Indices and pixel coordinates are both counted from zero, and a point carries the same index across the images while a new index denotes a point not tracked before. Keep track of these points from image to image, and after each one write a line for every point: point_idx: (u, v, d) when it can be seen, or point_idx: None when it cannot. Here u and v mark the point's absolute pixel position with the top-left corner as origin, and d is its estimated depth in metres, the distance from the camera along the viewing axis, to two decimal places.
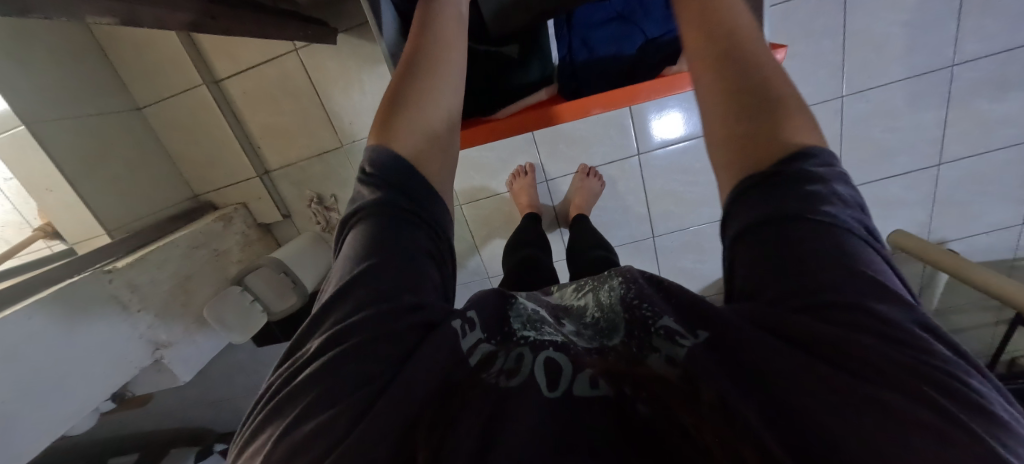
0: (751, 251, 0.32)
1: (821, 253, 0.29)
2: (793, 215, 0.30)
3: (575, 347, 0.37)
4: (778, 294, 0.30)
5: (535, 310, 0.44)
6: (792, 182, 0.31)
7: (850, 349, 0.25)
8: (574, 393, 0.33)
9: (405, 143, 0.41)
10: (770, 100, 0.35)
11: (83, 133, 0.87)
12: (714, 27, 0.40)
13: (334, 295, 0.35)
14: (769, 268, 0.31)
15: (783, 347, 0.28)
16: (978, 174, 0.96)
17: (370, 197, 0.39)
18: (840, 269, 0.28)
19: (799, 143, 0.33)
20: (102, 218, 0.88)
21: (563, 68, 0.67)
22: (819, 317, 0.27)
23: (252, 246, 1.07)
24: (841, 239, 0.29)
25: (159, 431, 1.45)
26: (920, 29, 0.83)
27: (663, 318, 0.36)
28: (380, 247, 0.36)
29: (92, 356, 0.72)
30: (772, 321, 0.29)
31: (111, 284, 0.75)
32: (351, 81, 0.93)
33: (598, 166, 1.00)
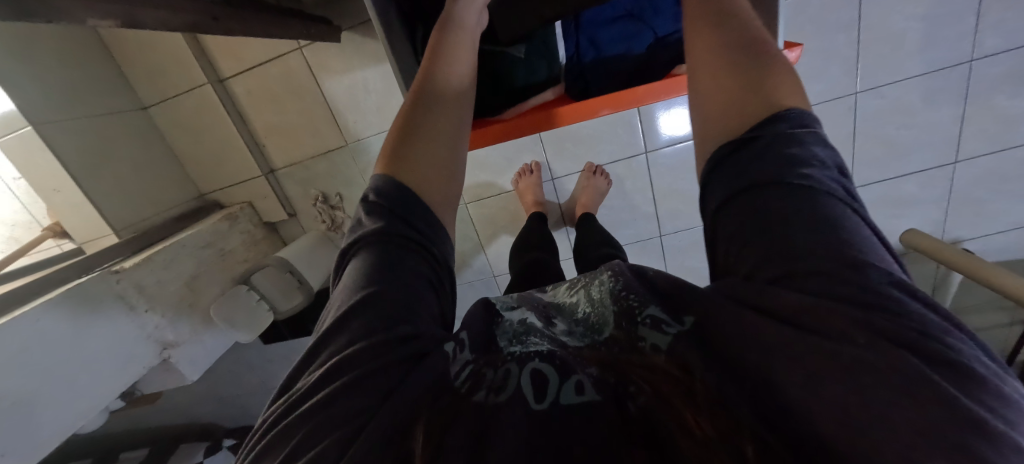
0: (733, 222, 0.31)
1: (800, 220, 0.28)
2: (776, 182, 0.30)
3: (560, 353, 0.37)
4: (760, 263, 0.29)
5: (524, 319, 0.42)
6: (770, 147, 0.31)
7: (831, 327, 0.25)
8: (561, 402, 0.32)
9: (413, 148, 0.42)
10: (756, 88, 0.34)
11: (89, 133, 0.88)
12: (714, 18, 0.40)
13: (329, 328, 0.35)
14: (753, 242, 0.29)
15: (765, 325, 0.27)
16: (996, 172, 0.94)
17: (370, 226, 0.39)
18: (825, 243, 0.27)
19: (774, 116, 0.32)
20: (110, 219, 0.89)
21: (571, 67, 0.66)
22: (803, 288, 0.26)
23: (258, 245, 1.07)
24: (822, 208, 0.28)
25: (170, 425, 1.47)
26: (939, 23, 0.81)
27: (650, 307, 0.35)
28: (377, 277, 0.36)
29: (100, 357, 0.73)
30: (756, 297, 0.28)
31: (118, 284, 0.76)
32: (356, 79, 0.92)
33: (605, 165, 0.98)
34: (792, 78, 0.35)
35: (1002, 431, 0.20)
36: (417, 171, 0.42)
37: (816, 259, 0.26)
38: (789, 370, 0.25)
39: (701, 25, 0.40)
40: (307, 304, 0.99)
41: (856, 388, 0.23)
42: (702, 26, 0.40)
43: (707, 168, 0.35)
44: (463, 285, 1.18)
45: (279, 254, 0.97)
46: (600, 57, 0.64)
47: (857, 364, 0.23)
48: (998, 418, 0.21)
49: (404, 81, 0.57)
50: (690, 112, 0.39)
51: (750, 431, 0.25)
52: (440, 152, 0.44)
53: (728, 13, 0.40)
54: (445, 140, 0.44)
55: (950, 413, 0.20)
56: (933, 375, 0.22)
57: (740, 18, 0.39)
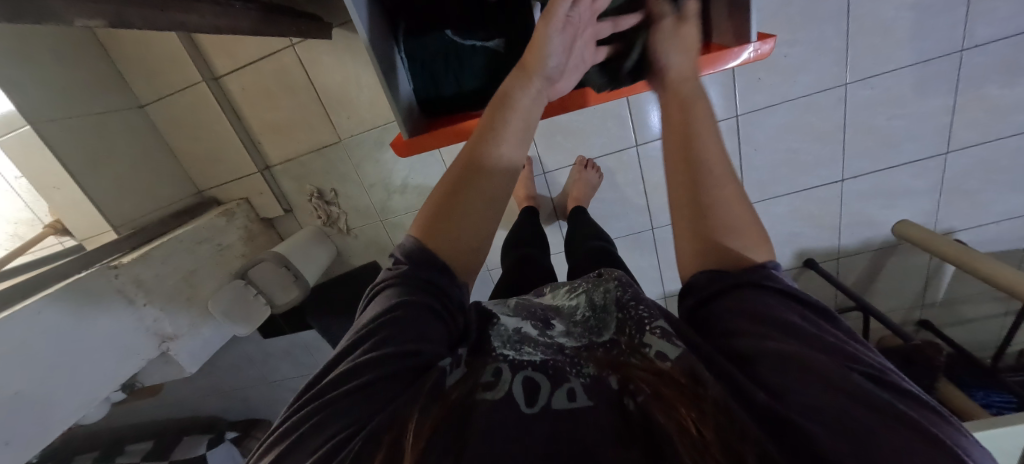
0: (724, 298, 0.35)
1: (775, 304, 0.32)
2: (758, 283, 0.34)
3: (557, 363, 0.39)
4: (750, 322, 0.32)
5: (519, 327, 0.44)
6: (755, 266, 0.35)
7: (811, 365, 0.28)
8: (552, 406, 0.34)
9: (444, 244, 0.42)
10: (726, 236, 0.36)
11: (87, 131, 0.89)
12: (687, 140, 0.40)
13: (356, 339, 0.38)
14: (727, 309, 0.34)
15: (760, 357, 0.30)
16: (988, 162, 0.94)
17: (408, 255, 0.42)
18: (793, 313, 0.32)
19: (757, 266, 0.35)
20: (108, 215, 0.91)
21: None
22: (789, 341, 0.30)
23: (255, 241, 1.09)
24: (791, 302, 0.33)
25: (172, 418, 1.50)
26: (928, 12, 0.81)
27: (658, 319, 0.37)
28: (410, 298, 0.39)
29: (100, 350, 0.75)
30: (744, 342, 0.32)
31: (117, 279, 0.78)
32: (348, 75, 0.93)
33: (596, 158, 0.99)
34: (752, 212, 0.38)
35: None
36: (451, 249, 0.42)
37: (797, 323, 0.31)
38: (772, 395, 0.28)
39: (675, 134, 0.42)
40: (303, 298, 1.01)
41: (840, 416, 0.25)
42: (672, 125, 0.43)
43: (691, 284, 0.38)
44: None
45: (275, 250, 0.97)
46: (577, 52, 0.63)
47: (835, 395, 0.26)
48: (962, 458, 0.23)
49: (405, 121, 0.61)
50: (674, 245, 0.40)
51: (751, 436, 0.25)
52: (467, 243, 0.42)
53: (696, 134, 0.41)
54: (484, 219, 0.43)
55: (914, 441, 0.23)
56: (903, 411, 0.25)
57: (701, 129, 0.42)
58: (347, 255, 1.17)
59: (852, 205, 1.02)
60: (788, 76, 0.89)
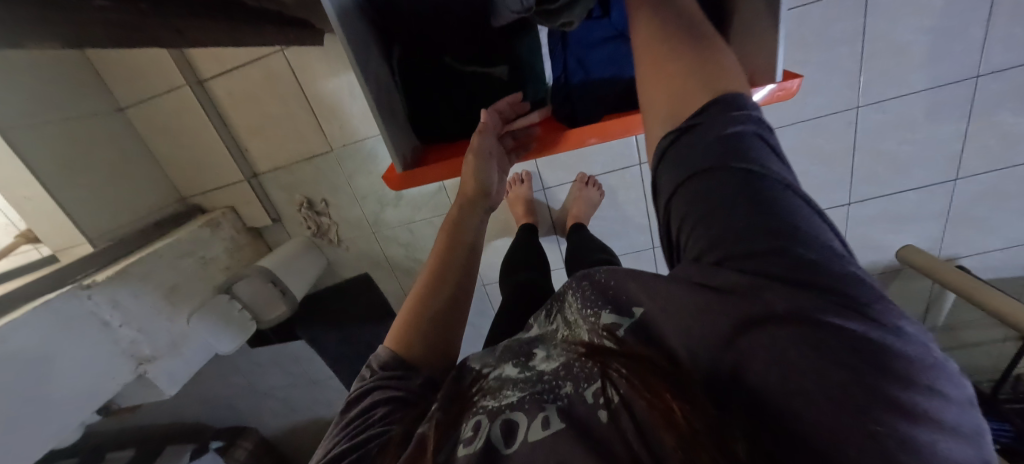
0: (685, 207, 0.27)
1: (741, 207, 0.24)
2: (720, 165, 0.26)
3: (532, 395, 0.34)
4: (713, 241, 0.25)
5: (501, 372, 0.39)
6: (719, 118, 0.27)
7: (759, 303, 0.22)
8: (527, 440, 0.31)
9: (419, 340, 0.43)
10: (698, 67, 0.31)
11: (61, 137, 0.84)
12: (670, 48, 0.33)
13: (335, 441, 0.36)
14: (691, 217, 0.26)
15: (706, 303, 0.25)
16: (997, 190, 0.92)
17: (385, 362, 0.41)
18: (760, 217, 0.23)
19: (720, 97, 0.28)
20: (85, 227, 0.85)
21: (557, 90, 0.58)
22: (743, 269, 0.23)
23: (241, 252, 1.05)
24: (766, 192, 0.24)
25: (157, 425, 1.46)
26: (944, 37, 0.78)
27: (602, 314, 0.35)
28: (388, 395, 0.38)
29: (73, 377, 0.70)
30: (693, 274, 0.26)
31: (90, 300, 0.73)
32: (340, 82, 0.89)
33: (598, 175, 0.96)
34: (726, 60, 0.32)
35: (928, 409, 0.19)
36: (428, 356, 0.43)
37: (758, 231, 0.23)
38: (724, 347, 0.25)
39: (666, 80, 0.32)
40: (291, 313, 0.97)
41: (786, 375, 0.21)
42: (652, 73, 0.34)
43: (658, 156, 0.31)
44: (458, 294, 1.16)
45: (262, 263, 0.94)
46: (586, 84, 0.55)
47: (788, 346, 0.21)
48: (931, 392, 0.19)
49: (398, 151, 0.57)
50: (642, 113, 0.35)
51: (732, 436, 0.24)
52: (440, 331, 0.44)
53: (707, 64, 0.31)
54: (452, 326, 0.45)
55: (869, 392, 0.19)
56: (871, 349, 0.19)
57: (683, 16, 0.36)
58: (338, 266, 1.13)
59: (857, 229, 1.00)
60: (799, 98, 0.86)
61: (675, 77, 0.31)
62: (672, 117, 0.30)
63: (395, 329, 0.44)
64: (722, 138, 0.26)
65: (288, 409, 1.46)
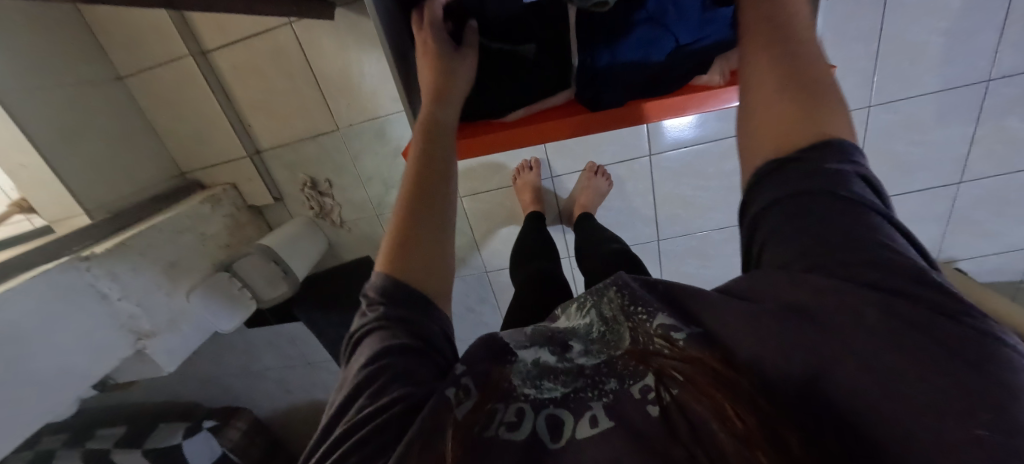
0: (779, 222, 0.29)
1: (833, 229, 0.27)
2: (818, 186, 0.28)
3: (579, 389, 0.34)
4: (788, 256, 0.28)
5: (538, 356, 0.38)
6: (819, 152, 0.29)
7: (849, 307, 0.24)
8: (577, 438, 0.31)
9: (412, 253, 0.39)
10: (807, 101, 0.32)
11: (57, 104, 0.81)
12: (784, 71, 0.34)
13: (343, 405, 0.33)
14: (784, 231, 0.29)
15: (788, 312, 0.27)
16: (998, 195, 0.93)
17: (378, 304, 0.37)
18: (848, 237, 0.26)
19: (826, 142, 0.30)
20: (81, 198, 0.83)
21: (581, 71, 0.57)
22: (842, 276, 0.25)
23: (242, 230, 1.03)
24: (858, 216, 0.27)
25: (148, 402, 1.45)
26: (960, 39, 0.78)
27: (658, 317, 0.34)
28: (390, 347, 0.34)
29: (70, 350, 0.69)
30: (777, 284, 0.28)
31: (88, 272, 0.72)
32: (350, 60, 0.87)
33: (607, 165, 0.95)
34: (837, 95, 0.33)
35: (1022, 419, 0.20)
36: (421, 272, 0.39)
37: (848, 243, 0.26)
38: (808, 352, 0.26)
39: (771, 102, 0.33)
40: (292, 293, 0.96)
41: (879, 375, 0.23)
42: (761, 94, 0.34)
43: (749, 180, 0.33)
44: (460, 280, 1.15)
45: (263, 242, 0.93)
46: (614, 66, 0.55)
47: (884, 346, 0.23)
48: None
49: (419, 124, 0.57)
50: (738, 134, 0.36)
51: (789, 429, 0.24)
52: (433, 237, 0.41)
53: (818, 102, 0.32)
54: (443, 241, 0.42)
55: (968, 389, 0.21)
56: (965, 348, 0.22)
57: (800, 40, 0.35)
58: (339, 248, 1.11)
59: None
60: None
61: (785, 105, 0.32)
62: (771, 151, 0.32)
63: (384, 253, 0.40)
64: (817, 166, 0.29)
65: (282, 390, 1.46)
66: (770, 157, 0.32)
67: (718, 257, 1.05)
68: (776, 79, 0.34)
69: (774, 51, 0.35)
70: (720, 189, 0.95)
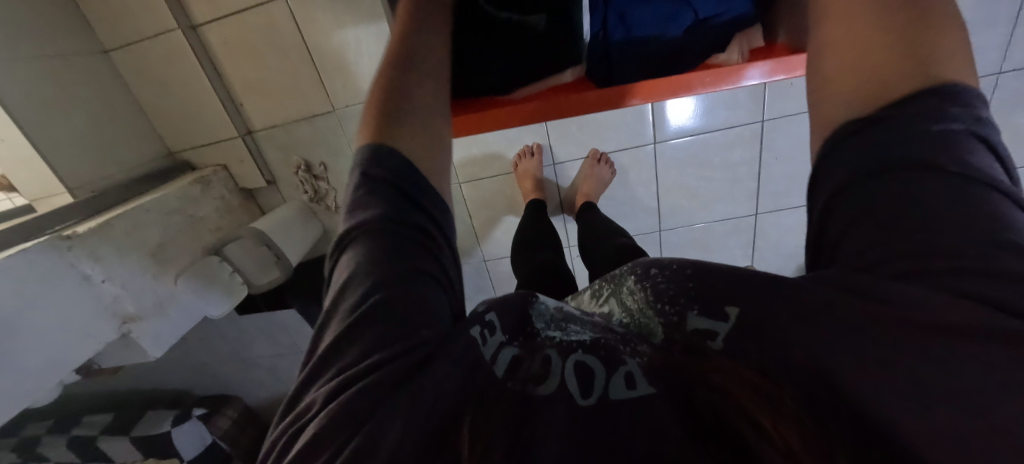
0: (854, 207, 0.27)
1: (927, 204, 0.25)
2: (927, 169, 0.25)
3: (606, 339, 0.35)
4: (880, 257, 0.25)
5: (561, 306, 0.40)
6: (912, 119, 0.27)
7: (944, 334, 0.22)
8: (610, 397, 0.31)
9: (411, 120, 0.41)
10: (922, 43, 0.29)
11: (34, 76, 0.77)
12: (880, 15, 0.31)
13: (339, 335, 0.32)
14: (862, 220, 0.26)
15: (862, 320, 0.24)
16: None
17: (370, 216, 0.36)
18: (948, 220, 0.24)
19: (936, 88, 0.27)
20: (62, 175, 0.79)
21: (594, 47, 0.58)
22: (949, 285, 0.22)
23: (233, 213, 0.99)
24: (967, 197, 0.24)
25: (134, 389, 1.41)
26: (972, 30, 0.77)
27: (691, 317, 0.30)
28: (388, 277, 0.33)
29: (51, 333, 0.66)
30: (843, 280, 0.25)
31: (70, 252, 0.68)
32: (347, 38, 0.83)
33: (610, 153, 0.93)
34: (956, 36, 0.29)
35: None
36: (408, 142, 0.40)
37: (950, 228, 0.24)
38: (861, 366, 0.23)
39: (856, 49, 0.31)
40: (285, 280, 0.93)
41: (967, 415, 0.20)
42: (851, 41, 0.32)
43: (823, 146, 0.31)
44: (468, 262, 1.11)
45: (254, 225, 0.90)
46: (627, 41, 0.56)
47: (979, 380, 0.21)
48: None
49: None
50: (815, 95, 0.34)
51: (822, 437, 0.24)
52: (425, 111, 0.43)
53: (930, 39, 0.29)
54: (432, 122, 0.43)
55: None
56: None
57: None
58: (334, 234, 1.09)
59: None
60: None
61: (881, 51, 0.30)
62: (857, 105, 0.30)
63: (365, 127, 0.41)
64: (919, 134, 0.26)
65: (274, 379, 1.43)
66: (856, 113, 0.30)
67: (719, 249, 1.04)
68: (862, 36, 0.31)
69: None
70: (725, 180, 0.94)
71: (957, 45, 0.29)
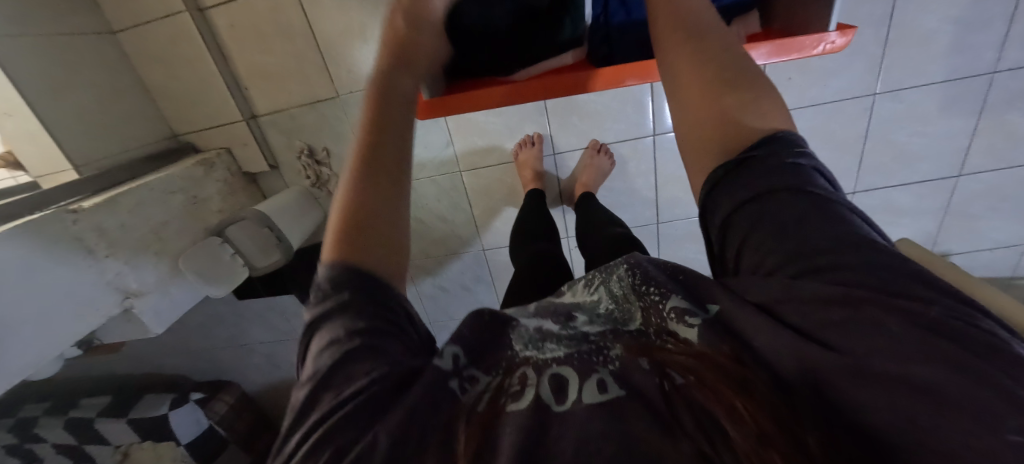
0: (747, 224, 0.31)
1: (811, 222, 0.29)
2: (792, 187, 0.30)
3: (580, 352, 0.33)
4: (776, 261, 0.29)
5: (540, 324, 0.37)
6: (773, 155, 0.32)
7: (862, 322, 0.24)
8: (583, 402, 0.29)
9: (374, 220, 0.38)
10: (745, 105, 0.35)
11: (43, 54, 0.78)
12: (703, 78, 0.37)
13: (314, 391, 0.31)
14: (754, 234, 0.31)
15: (807, 319, 0.26)
16: (995, 189, 0.94)
17: (332, 300, 0.34)
18: (821, 227, 0.28)
19: (777, 140, 0.32)
20: (68, 152, 0.80)
21: (596, 29, 0.61)
22: (828, 280, 0.27)
23: (235, 196, 1.00)
24: (827, 207, 0.29)
25: (133, 373, 1.42)
26: (969, 29, 0.78)
27: (672, 298, 0.33)
28: (366, 325, 0.33)
29: (54, 305, 0.67)
30: (762, 290, 0.29)
31: (75, 226, 0.69)
32: (352, 24, 0.85)
33: (610, 144, 0.94)
34: (764, 85, 0.36)
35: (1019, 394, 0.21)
36: (377, 257, 0.37)
37: (821, 230, 0.28)
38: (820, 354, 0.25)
39: (702, 104, 0.36)
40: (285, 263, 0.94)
41: (908, 388, 0.22)
42: (694, 100, 0.37)
43: (708, 189, 0.35)
44: (413, 287, 1.21)
45: (256, 207, 0.90)
46: (628, 23, 0.58)
47: (909, 355, 0.22)
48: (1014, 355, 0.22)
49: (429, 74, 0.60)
50: (682, 140, 0.40)
51: (802, 425, 0.24)
52: (390, 204, 0.40)
53: (747, 95, 0.35)
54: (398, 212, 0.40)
55: (991, 398, 0.20)
56: (965, 357, 0.22)
57: (711, 39, 0.39)
58: None
59: None
60: (819, 80, 0.85)
61: (720, 107, 0.35)
62: (719, 155, 0.35)
63: (327, 238, 0.38)
64: (781, 166, 0.31)
65: (272, 365, 1.44)
66: (722, 161, 0.35)
67: None
68: (702, 93, 0.37)
69: (691, 57, 0.39)
70: None
71: (768, 95, 0.36)
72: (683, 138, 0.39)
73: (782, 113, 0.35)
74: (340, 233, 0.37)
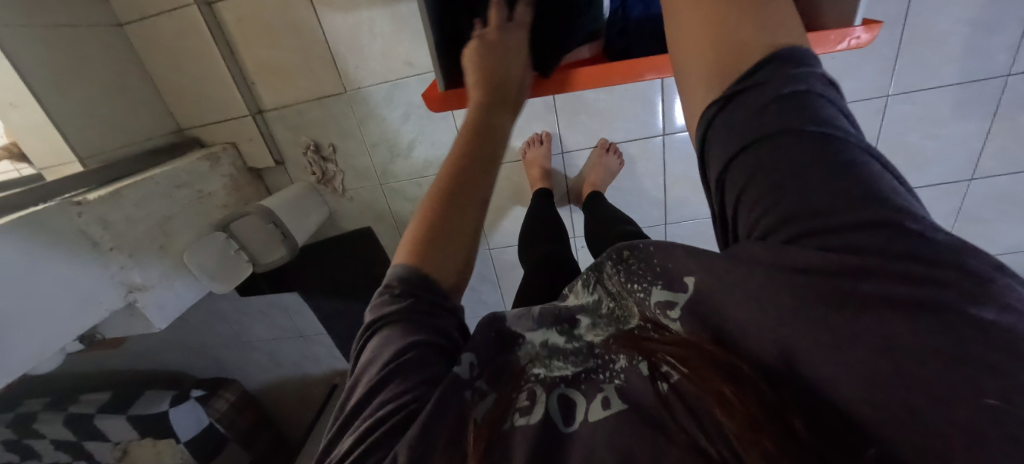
0: (745, 175, 0.27)
1: (812, 170, 0.25)
2: (788, 130, 0.26)
3: (586, 371, 0.35)
4: (775, 221, 0.25)
5: (546, 339, 0.39)
6: (778, 94, 0.27)
7: (851, 298, 0.23)
8: (589, 420, 0.31)
9: (455, 243, 0.40)
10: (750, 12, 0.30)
11: (50, 45, 0.77)
12: None
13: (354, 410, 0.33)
14: (752, 187, 0.27)
15: (799, 291, 0.24)
16: (1007, 193, 0.93)
17: (396, 306, 0.36)
18: (823, 176, 0.24)
19: (783, 74, 0.27)
20: (73, 144, 0.80)
21: (613, 23, 0.60)
22: (824, 246, 0.23)
23: (240, 192, 1.00)
24: (843, 154, 0.25)
25: (134, 369, 1.41)
26: (984, 30, 0.77)
27: (653, 293, 0.34)
28: (410, 341, 0.34)
29: (57, 297, 0.66)
30: (759, 253, 0.26)
31: (79, 218, 0.69)
32: (361, 19, 0.84)
33: (619, 143, 0.93)
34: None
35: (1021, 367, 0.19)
36: (447, 272, 0.39)
37: (836, 182, 0.24)
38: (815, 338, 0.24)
39: (700, 19, 0.31)
40: (290, 259, 0.94)
41: (892, 360, 0.21)
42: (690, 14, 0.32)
43: (702, 127, 0.31)
44: None
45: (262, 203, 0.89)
46: (645, 17, 0.57)
47: (902, 330, 0.21)
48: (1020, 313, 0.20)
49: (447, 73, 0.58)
50: (678, 69, 0.34)
51: (789, 409, 0.26)
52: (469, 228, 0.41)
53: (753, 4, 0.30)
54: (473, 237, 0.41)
55: (975, 369, 0.20)
56: (960, 328, 0.20)
57: None
58: (339, 217, 1.09)
59: None
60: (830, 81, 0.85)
61: (720, 18, 0.30)
62: (717, 79, 0.30)
63: (405, 242, 0.40)
64: (778, 100, 0.27)
65: (274, 363, 1.43)
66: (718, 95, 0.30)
67: None
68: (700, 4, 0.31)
69: None
70: None
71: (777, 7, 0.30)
72: (679, 65, 0.34)
73: (793, 28, 0.30)
74: (421, 243, 0.39)
